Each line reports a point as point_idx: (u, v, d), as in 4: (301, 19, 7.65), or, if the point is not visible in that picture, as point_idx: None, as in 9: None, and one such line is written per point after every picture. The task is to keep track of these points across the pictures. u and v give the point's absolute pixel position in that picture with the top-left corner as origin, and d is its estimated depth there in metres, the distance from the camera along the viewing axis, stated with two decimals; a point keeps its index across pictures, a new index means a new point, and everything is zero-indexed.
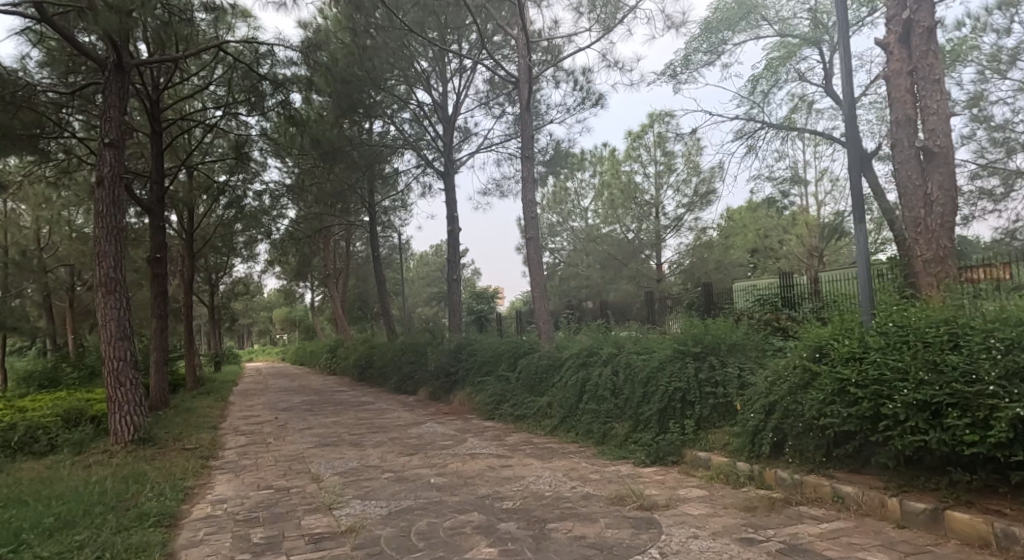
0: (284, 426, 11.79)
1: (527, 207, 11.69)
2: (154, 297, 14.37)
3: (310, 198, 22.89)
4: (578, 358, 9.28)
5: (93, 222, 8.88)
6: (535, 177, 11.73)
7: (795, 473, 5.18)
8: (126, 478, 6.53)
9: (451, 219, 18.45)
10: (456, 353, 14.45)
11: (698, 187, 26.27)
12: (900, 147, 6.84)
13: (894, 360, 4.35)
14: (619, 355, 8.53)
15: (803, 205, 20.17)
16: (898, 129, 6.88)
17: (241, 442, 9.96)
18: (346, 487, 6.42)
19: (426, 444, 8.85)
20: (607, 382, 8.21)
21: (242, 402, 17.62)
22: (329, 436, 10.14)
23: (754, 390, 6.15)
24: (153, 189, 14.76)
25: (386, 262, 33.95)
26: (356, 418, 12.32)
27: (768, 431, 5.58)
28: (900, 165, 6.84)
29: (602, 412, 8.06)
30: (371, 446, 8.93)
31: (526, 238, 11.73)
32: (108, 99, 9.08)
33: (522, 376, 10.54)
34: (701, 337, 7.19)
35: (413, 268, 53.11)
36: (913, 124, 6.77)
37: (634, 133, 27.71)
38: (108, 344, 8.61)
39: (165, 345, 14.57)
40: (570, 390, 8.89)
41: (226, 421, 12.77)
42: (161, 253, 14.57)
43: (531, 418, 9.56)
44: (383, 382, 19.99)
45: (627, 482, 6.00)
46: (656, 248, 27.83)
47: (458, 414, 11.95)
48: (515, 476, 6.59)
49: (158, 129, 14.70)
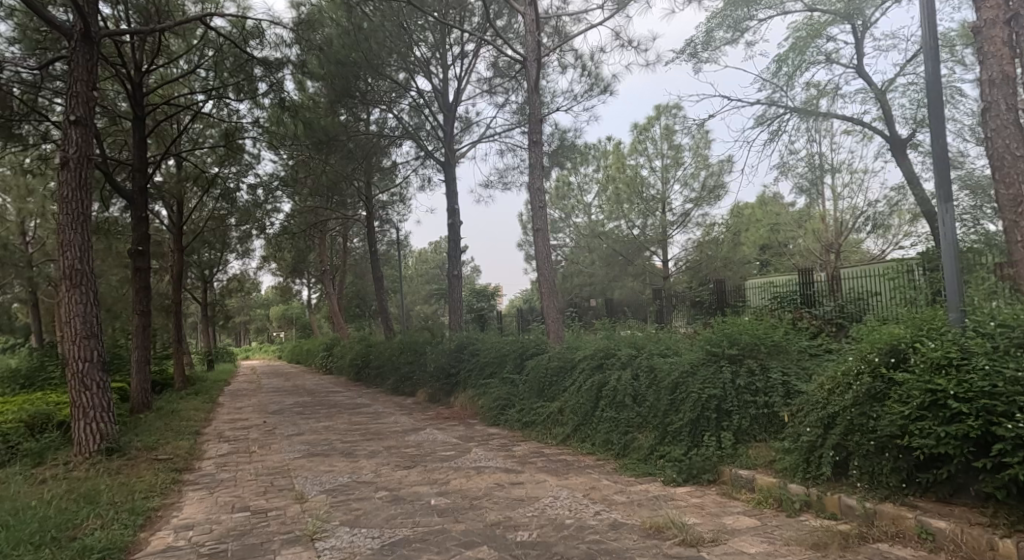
0: (272, 432, 10.95)
1: (535, 196, 10.85)
2: (135, 293, 13.52)
3: (305, 191, 22.01)
4: (592, 360, 8.47)
5: (58, 208, 8.02)
6: (543, 163, 10.87)
7: (866, 501, 4.36)
8: (79, 499, 5.66)
9: (451, 212, 17.60)
10: (458, 352, 13.60)
11: (707, 180, 25.39)
12: (994, 113, 6.40)
13: (1012, 369, 3.66)
14: (641, 357, 7.70)
15: (818, 198, 19.32)
16: (992, 91, 6.43)
17: (223, 450, 9.11)
18: (333, 510, 5.58)
19: (425, 455, 8.01)
20: (627, 387, 7.38)
21: (232, 403, 16.78)
22: (320, 444, 9.29)
23: (806, 399, 5.33)
24: (135, 178, 13.88)
25: (383, 259, 33.07)
26: (351, 423, 11.49)
27: (828, 448, 4.75)
28: (997, 131, 6.44)
29: (622, 421, 7.23)
30: (364, 456, 8.08)
31: (534, 229, 10.86)
32: (74, 72, 8.21)
33: (529, 378, 9.71)
34: (738, 339, 6.37)
35: (411, 265, 52.20)
36: (1009, 84, 6.36)
37: (640, 126, 26.86)
38: (72, 344, 7.75)
39: (147, 345, 13.70)
40: (584, 396, 8.06)
41: (211, 425, 11.92)
42: (143, 246, 13.72)
43: (540, 425, 8.73)
44: (380, 383, 19.15)
45: (659, 507, 5.15)
46: (662, 245, 26.97)
47: (459, 419, 11.10)
48: (527, 496, 5.74)
49: (140, 115, 13.84)
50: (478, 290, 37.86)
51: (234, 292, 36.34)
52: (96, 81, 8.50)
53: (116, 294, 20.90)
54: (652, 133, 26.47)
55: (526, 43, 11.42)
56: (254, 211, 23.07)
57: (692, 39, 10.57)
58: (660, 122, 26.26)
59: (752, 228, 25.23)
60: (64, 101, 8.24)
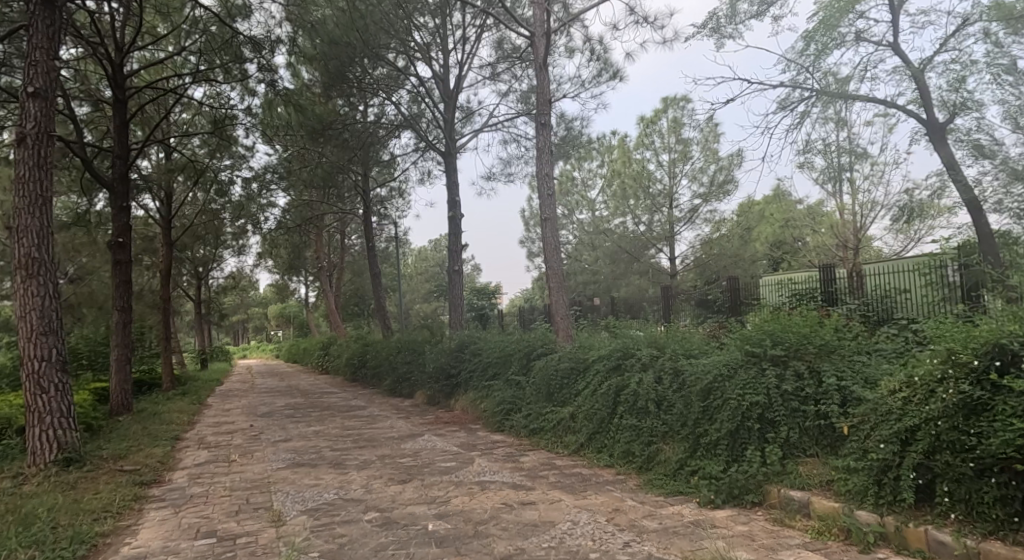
0: (258, 437, 10.12)
1: (542, 183, 10.01)
2: (115, 288, 12.69)
3: (300, 184, 21.22)
4: (607, 361, 7.66)
5: (13, 190, 7.18)
6: (552, 148, 10.06)
7: (964, 537, 3.56)
8: (13, 523, 4.83)
9: (452, 204, 16.78)
10: (459, 352, 12.78)
11: (716, 175, 24.55)
12: None
13: None
14: (666, 359, 6.91)
15: (835, 192, 18.49)
16: None
17: (201, 458, 8.29)
18: (313, 536, 4.76)
19: (423, 466, 7.19)
20: (650, 392, 6.59)
21: (220, 404, 15.98)
22: (308, 452, 8.47)
23: (871, 408, 4.52)
24: (115, 166, 13.02)
25: (382, 256, 32.25)
26: (344, 428, 10.66)
27: (908, 470, 3.94)
28: None
29: (646, 431, 6.42)
30: (355, 467, 7.25)
31: (542, 218, 10.05)
32: (33, 39, 7.35)
33: (536, 380, 8.89)
34: (783, 339, 5.56)
35: (410, 264, 51.37)
36: None
37: (646, 119, 26.03)
38: (27, 341, 6.91)
39: (128, 343, 12.84)
40: (599, 401, 7.24)
41: (194, 429, 11.11)
42: (124, 238, 12.91)
43: (550, 434, 7.90)
44: (377, 383, 18.31)
45: (701, 538, 4.31)
46: (669, 242, 26.13)
47: (460, 423, 10.28)
48: (539, 520, 4.91)
49: (121, 98, 13.02)
50: (479, 288, 37.07)
51: (229, 289, 35.53)
52: (58, 50, 7.64)
53: (103, 290, 20.07)
54: (659, 125, 25.65)
55: (533, 18, 10.60)
56: (247, 204, 22.27)
57: (714, 13, 9.75)
58: (668, 114, 25.44)
59: (763, 224, 24.40)
60: (22, 71, 7.39)
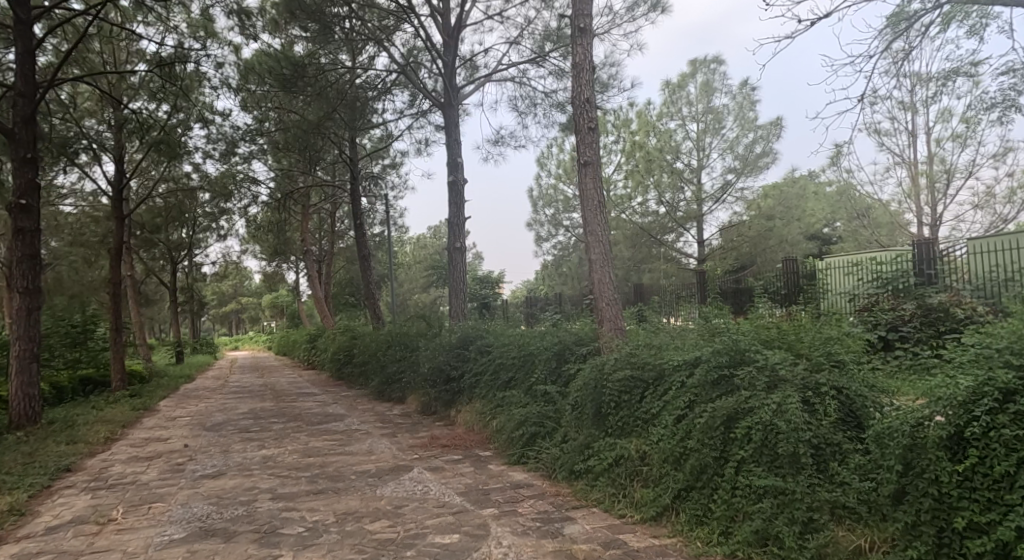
0: (182, 468, 7.25)
1: (581, 113, 7.17)
2: (16, 264, 9.78)
3: (278, 145, 18.42)
4: (701, 367, 4.86)
5: None
6: (593, 65, 7.22)
7: None
8: None
9: (452, 167, 13.85)
10: (463, 348, 9.99)
11: (752, 145, 21.72)
12: None
13: None
14: (823, 381, 4.14)
15: (907, 157, 15.60)
16: None
17: (70, 510, 5.44)
18: None
19: (402, 545, 4.35)
20: (804, 433, 3.82)
21: (170, 410, 13.12)
22: (235, 504, 5.60)
23: None
24: (18, 106, 10.07)
25: (375, 240, 29.40)
26: (306, 454, 7.82)
27: None
28: None
29: (802, 504, 3.61)
30: (292, 547, 4.38)
31: (580, 164, 7.16)
32: None
33: (577, 398, 6.06)
34: None
35: (409, 251, 48.53)
36: None
37: (671, 84, 23.11)
38: None
39: (35, 335, 9.91)
40: (695, 435, 4.44)
41: (105, 452, 8.25)
42: (29, 200, 9.99)
43: (606, 484, 5.07)
44: (364, 383, 15.55)
45: None
46: (697, 223, 23.35)
47: (462, 448, 7.50)
48: None
49: (25, 19, 10.07)
50: (480, 277, 34.27)
51: (209, 277, 32.73)
52: None
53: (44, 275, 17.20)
54: (687, 91, 22.72)
55: None
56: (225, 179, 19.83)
57: None
58: (696, 78, 22.60)
59: (805, 202, 21.57)
60: None
